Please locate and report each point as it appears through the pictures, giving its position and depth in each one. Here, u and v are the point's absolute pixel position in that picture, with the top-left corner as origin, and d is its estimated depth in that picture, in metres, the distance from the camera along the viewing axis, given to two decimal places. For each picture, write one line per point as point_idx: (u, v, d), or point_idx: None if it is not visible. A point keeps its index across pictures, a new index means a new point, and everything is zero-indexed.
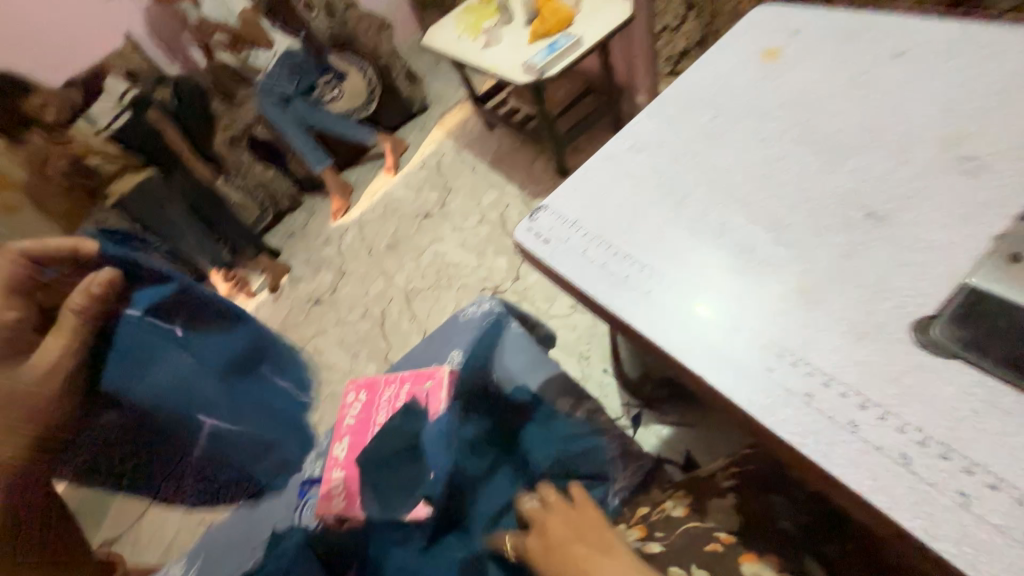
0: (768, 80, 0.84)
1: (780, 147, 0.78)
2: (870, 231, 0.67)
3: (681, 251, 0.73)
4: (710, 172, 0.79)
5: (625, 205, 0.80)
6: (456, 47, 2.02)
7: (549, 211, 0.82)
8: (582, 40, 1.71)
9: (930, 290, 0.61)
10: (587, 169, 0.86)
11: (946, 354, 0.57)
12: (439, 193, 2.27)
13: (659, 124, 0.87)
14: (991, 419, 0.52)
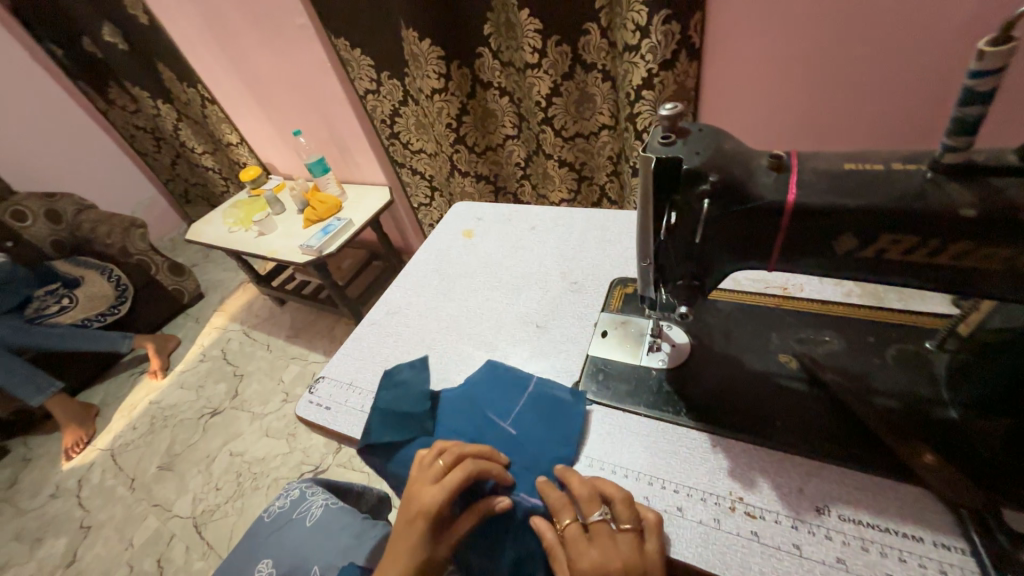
0: (488, 224, 0.97)
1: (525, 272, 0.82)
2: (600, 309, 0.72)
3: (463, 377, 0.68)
4: (472, 307, 0.79)
5: (393, 350, 0.75)
6: (227, 241, 1.98)
7: (328, 378, 0.73)
8: (353, 220, 1.79)
9: (694, 343, 0.61)
10: (362, 333, 0.80)
11: (675, 409, 0.56)
12: (229, 382, 2.06)
13: (420, 280, 0.88)
14: (739, 445, 0.52)
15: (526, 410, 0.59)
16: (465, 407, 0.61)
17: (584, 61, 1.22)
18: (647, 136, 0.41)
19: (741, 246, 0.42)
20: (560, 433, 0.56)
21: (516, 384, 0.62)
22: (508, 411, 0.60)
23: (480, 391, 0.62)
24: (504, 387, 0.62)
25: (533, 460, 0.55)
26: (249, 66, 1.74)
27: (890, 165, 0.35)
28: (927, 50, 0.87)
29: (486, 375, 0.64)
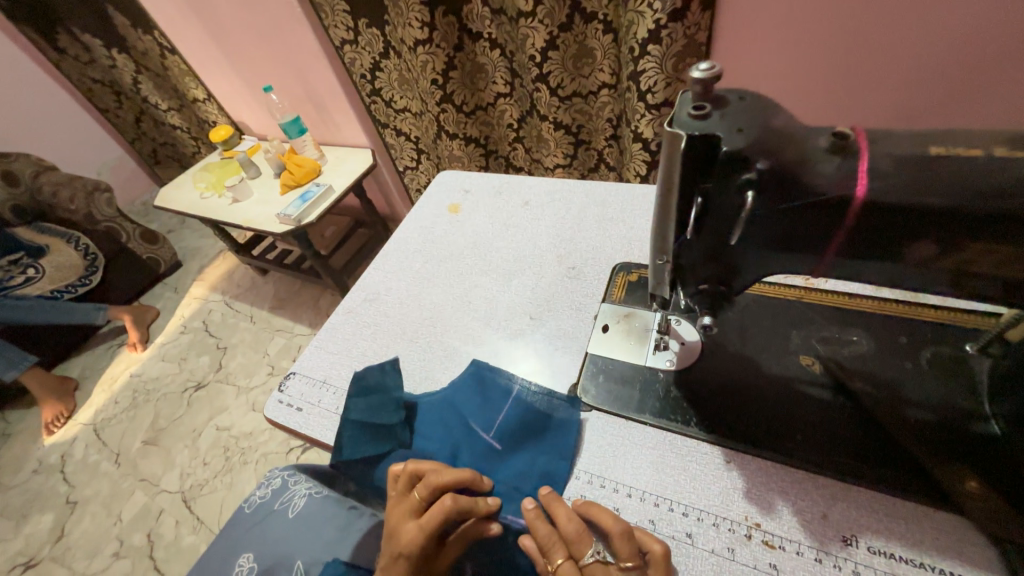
0: (477, 197, 0.87)
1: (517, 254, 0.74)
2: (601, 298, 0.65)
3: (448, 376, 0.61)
4: (458, 294, 0.71)
5: (371, 342, 0.68)
6: (198, 208, 1.85)
7: (299, 374, 0.67)
8: (332, 186, 1.66)
9: (709, 341, 0.54)
10: (337, 322, 0.73)
11: (684, 417, 0.50)
12: (212, 356, 1.99)
13: (401, 262, 0.79)
14: (755, 462, 0.47)
15: (513, 424, 0.53)
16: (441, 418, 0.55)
17: (584, 9, 1.08)
18: (674, 106, 0.33)
19: (782, 245, 0.34)
20: (551, 449, 0.51)
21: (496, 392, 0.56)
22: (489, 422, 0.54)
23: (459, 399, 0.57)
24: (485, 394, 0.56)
25: (520, 479, 0.50)
26: (208, 9, 1.54)
27: (989, 150, 0.28)
28: (974, 5, 0.76)
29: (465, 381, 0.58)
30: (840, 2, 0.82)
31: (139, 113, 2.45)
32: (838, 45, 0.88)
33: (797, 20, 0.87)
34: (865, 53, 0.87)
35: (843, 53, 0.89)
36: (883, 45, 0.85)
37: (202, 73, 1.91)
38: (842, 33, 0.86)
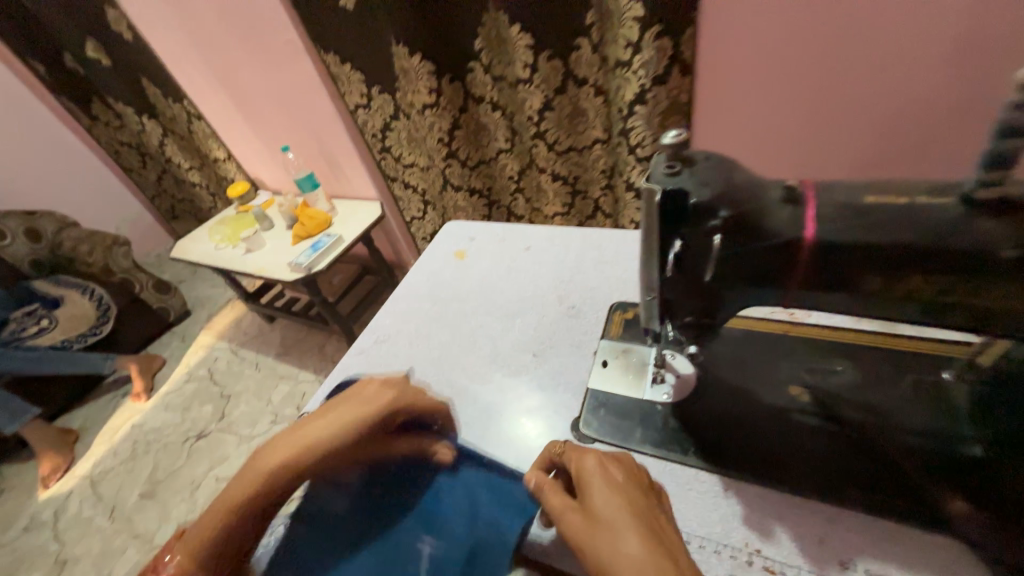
0: (481, 244, 0.94)
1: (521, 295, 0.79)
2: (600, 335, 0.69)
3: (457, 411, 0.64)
4: (466, 334, 0.75)
5: (382, 382, 0.71)
6: (212, 258, 1.93)
7: (312, 413, 0.69)
8: (343, 236, 1.74)
9: (704, 373, 0.57)
10: (350, 363, 0.76)
11: (682, 448, 0.52)
12: (216, 404, 1.99)
13: (410, 305, 0.84)
14: (751, 488, 0.49)
15: (519, 466, 0.56)
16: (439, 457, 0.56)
17: (575, 76, 1.21)
18: (650, 165, 0.39)
19: (756, 280, 0.39)
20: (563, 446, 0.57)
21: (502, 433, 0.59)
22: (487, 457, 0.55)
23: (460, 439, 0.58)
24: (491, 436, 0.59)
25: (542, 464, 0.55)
26: (235, 81, 1.70)
27: (914, 198, 0.32)
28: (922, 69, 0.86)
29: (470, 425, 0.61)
30: (803, 68, 0.93)
31: (161, 172, 2.64)
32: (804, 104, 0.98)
33: (765, 83, 0.98)
34: (825, 110, 0.99)
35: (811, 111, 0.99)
36: (842, 103, 0.97)
37: (225, 135, 2.07)
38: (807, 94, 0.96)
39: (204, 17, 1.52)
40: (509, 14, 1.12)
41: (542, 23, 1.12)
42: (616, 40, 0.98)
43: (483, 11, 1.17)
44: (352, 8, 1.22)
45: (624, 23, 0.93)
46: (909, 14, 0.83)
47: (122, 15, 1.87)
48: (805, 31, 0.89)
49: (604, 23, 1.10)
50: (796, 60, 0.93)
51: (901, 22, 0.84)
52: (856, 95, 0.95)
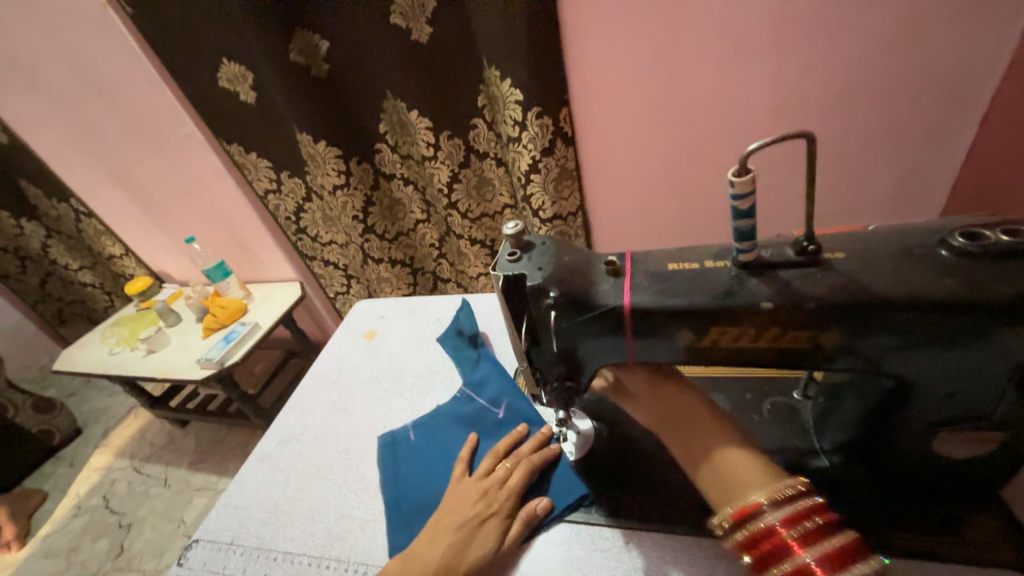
0: (392, 320, 0.94)
1: (433, 371, 0.79)
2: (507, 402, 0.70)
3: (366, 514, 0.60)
4: (376, 424, 0.73)
5: (285, 487, 0.67)
6: (106, 365, 1.72)
7: (203, 540, 0.62)
8: (259, 323, 1.63)
9: (601, 428, 0.60)
10: (250, 474, 0.70)
11: (587, 505, 0.54)
12: (112, 538, 1.66)
13: (318, 397, 0.80)
14: (648, 536, 0.50)
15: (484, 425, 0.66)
16: (429, 457, 0.64)
17: (476, 150, 1.20)
18: (499, 252, 0.45)
19: (604, 343, 0.43)
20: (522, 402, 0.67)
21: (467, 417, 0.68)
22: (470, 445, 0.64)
23: (434, 435, 0.67)
24: (456, 425, 0.67)
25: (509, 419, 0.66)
26: (130, 176, 1.63)
27: (704, 263, 0.41)
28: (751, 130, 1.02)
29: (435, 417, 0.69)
30: (668, 133, 1.05)
31: (45, 276, 2.34)
32: (676, 164, 1.09)
33: (643, 148, 1.08)
34: (688, 171, 1.09)
35: (687, 168, 1.09)
36: (698, 164, 1.08)
37: (122, 230, 1.93)
38: (677, 154, 1.07)
39: (92, 116, 1.47)
40: (407, 100, 1.11)
41: (441, 100, 1.11)
42: (506, 119, 1.04)
43: (382, 99, 1.15)
44: (252, 101, 1.16)
45: (509, 105, 1.01)
46: (733, 90, 0.96)
47: None
48: (652, 105, 1.01)
49: (493, 104, 1.11)
50: (665, 126, 1.04)
51: (726, 96, 0.97)
52: (709, 155, 1.06)
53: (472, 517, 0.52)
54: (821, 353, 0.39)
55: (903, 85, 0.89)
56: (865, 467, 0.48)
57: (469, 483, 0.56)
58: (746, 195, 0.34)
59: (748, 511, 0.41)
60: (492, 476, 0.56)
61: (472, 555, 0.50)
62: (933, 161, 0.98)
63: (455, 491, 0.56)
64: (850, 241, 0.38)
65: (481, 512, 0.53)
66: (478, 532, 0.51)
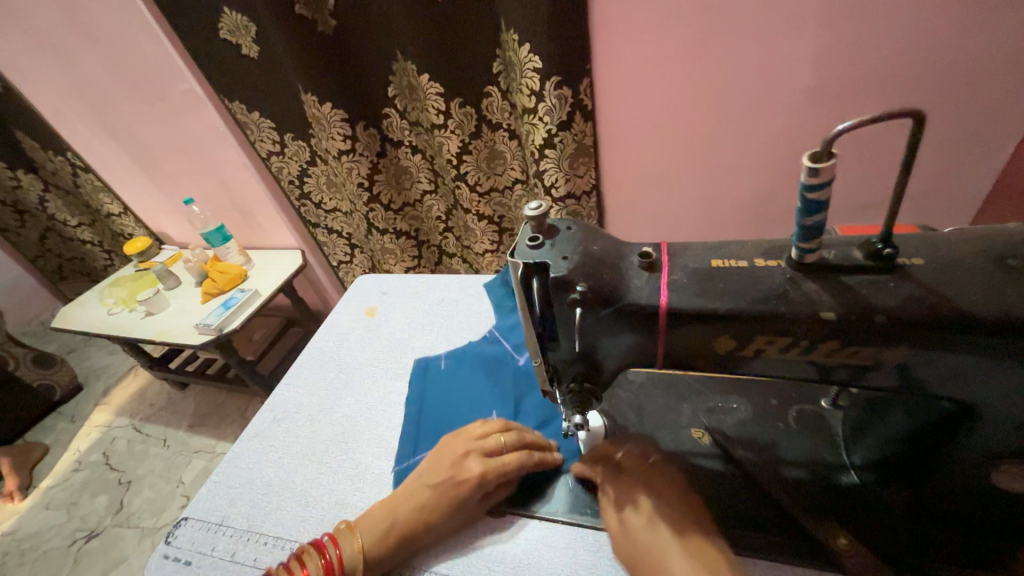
0: (394, 298, 0.89)
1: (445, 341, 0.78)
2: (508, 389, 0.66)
3: (360, 500, 0.58)
4: (375, 407, 0.69)
5: (278, 470, 0.64)
6: (105, 325, 1.69)
7: (193, 519, 0.60)
8: (258, 290, 1.59)
9: (615, 427, 0.56)
10: (243, 452, 0.67)
11: (594, 510, 0.51)
12: (111, 494, 1.67)
13: (316, 375, 0.77)
14: None
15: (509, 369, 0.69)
16: (451, 390, 0.68)
17: (489, 121, 1.12)
18: (516, 238, 0.40)
19: (630, 340, 0.38)
20: None
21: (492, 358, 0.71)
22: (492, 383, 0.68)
23: (459, 370, 0.71)
24: (483, 360, 0.71)
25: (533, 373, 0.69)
26: (126, 131, 1.55)
27: (753, 260, 0.36)
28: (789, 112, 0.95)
29: (461, 359, 0.73)
30: (696, 112, 0.97)
31: (45, 231, 2.30)
32: (702, 145, 1.02)
33: (668, 126, 1.01)
34: (714, 152, 1.03)
35: (713, 150, 1.03)
36: (723, 149, 1.02)
37: (120, 188, 1.87)
38: (704, 134, 1.00)
39: (86, 66, 1.39)
40: (416, 62, 1.03)
41: (455, 63, 1.03)
42: (522, 88, 0.97)
43: (391, 60, 1.07)
44: (254, 55, 1.08)
45: (525, 73, 0.94)
46: (770, 68, 0.88)
47: None
48: (682, 81, 0.94)
49: (510, 71, 1.03)
50: (693, 104, 0.97)
51: (763, 73, 0.89)
52: (737, 139, 0.99)
53: (452, 474, 0.52)
54: (880, 370, 0.34)
55: (959, 71, 0.82)
56: (901, 488, 0.45)
57: (458, 438, 0.55)
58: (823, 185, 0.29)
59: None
60: (480, 440, 0.53)
61: (452, 507, 0.51)
62: (980, 156, 0.91)
63: (448, 446, 0.54)
64: (926, 245, 0.33)
65: (461, 474, 0.51)
66: (455, 491, 0.51)
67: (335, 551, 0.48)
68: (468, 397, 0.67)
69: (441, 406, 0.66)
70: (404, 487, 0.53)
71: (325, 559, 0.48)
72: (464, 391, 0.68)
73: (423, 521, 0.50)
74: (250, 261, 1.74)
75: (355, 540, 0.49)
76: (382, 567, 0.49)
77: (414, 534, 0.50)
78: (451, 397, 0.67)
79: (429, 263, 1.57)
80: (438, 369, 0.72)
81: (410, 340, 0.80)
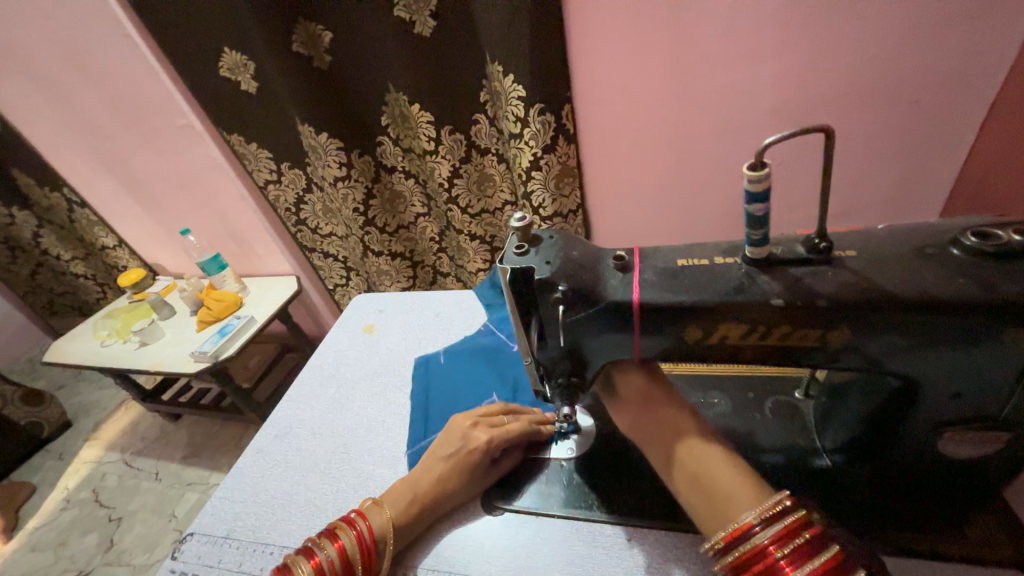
0: (391, 315, 0.93)
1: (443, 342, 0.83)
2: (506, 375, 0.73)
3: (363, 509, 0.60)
4: (376, 419, 0.72)
5: (281, 483, 0.66)
6: (99, 357, 1.69)
7: (197, 534, 0.62)
8: (254, 316, 1.61)
9: (605, 427, 0.59)
10: (247, 467, 0.69)
11: (588, 503, 0.54)
12: (102, 532, 1.64)
13: (318, 390, 0.79)
14: (647, 536, 0.50)
15: (505, 359, 0.75)
16: (454, 381, 0.74)
17: (478, 146, 1.19)
18: (504, 246, 0.44)
19: (608, 334, 0.43)
20: None
21: (488, 348, 0.77)
22: (492, 371, 0.74)
23: (460, 362, 0.77)
24: (481, 352, 0.77)
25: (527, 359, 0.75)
26: (124, 165, 1.60)
27: (713, 259, 0.40)
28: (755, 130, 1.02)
29: (460, 352, 0.78)
30: (671, 132, 1.04)
31: (37, 266, 2.31)
32: (678, 163, 1.09)
33: (645, 146, 1.08)
34: (690, 169, 1.09)
35: (689, 167, 1.09)
36: (697, 166, 1.09)
37: (116, 221, 1.90)
38: (680, 152, 1.07)
39: (87, 105, 1.45)
40: (407, 93, 1.10)
41: (444, 94, 1.10)
42: (507, 115, 1.03)
43: (384, 92, 1.14)
44: (253, 90, 1.14)
45: (510, 101, 1.00)
46: (735, 91, 0.96)
47: None
48: (655, 105, 1.01)
49: (496, 100, 1.10)
50: (667, 125, 1.04)
51: (728, 96, 0.97)
52: (710, 156, 1.06)
53: (462, 445, 0.57)
54: (830, 351, 0.38)
55: (903, 89, 0.90)
56: (868, 465, 0.48)
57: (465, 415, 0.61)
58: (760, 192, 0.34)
59: (742, 532, 0.39)
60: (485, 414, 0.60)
61: (465, 474, 0.56)
62: (932, 164, 0.98)
63: (454, 424, 0.60)
64: (861, 240, 0.38)
65: (471, 444, 0.57)
66: (467, 459, 0.56)
67: (365, 523, 0.52)
68: (469, 385, 0.73)
69: (444, 397, 0.72)
70: (421, 465, 0.58)
71: (356, 532, 0.51)
72: (466, 380, 0.73)
73: (441, 488, 0.55)
74: (246, 288, 1.77)
75: (384, 512, 0.53)
76: (408, 535, 0.54)
77: (433, 502, 0.54)
78: (455, 386, 0.73)
79: (424, 283, 1.60)
80: (441, 362, 0.78)
81: (412, 341, 0.85)
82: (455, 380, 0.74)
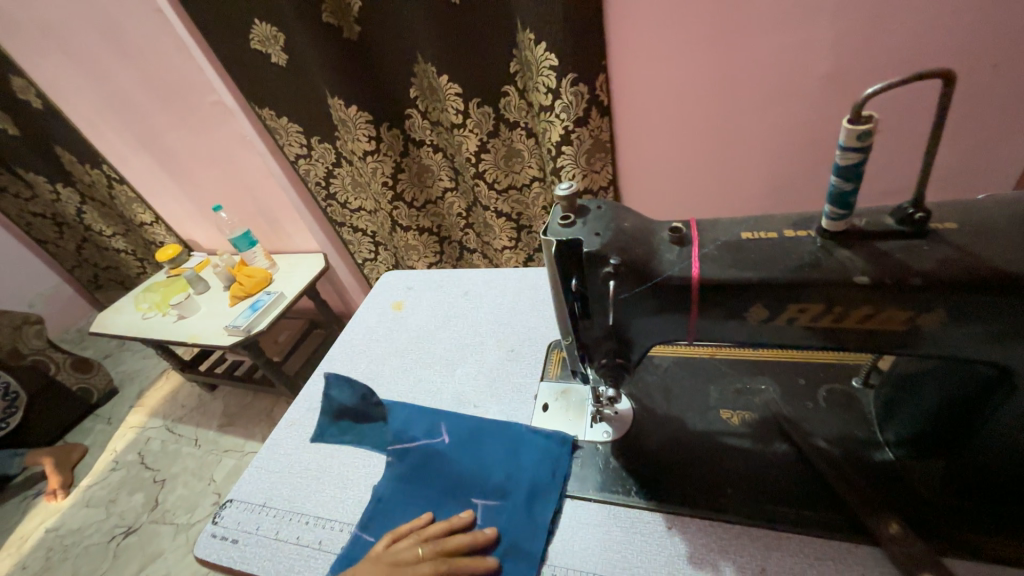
0: (419, 292, 0.92)
1: (449, 342, 0.79)
2: (520, 373, 0.69)
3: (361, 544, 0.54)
4: (408, 397, 0.71)
5: (314, 455, 0.66)
6: (140, 328, 1.76)
7: (239, 502, 0.63)
8: (284, 292, 1.63)
9: (646, 410, 0.56)
10: (282, 439, 0.70)
11: (626, 488, 0.52)
12: (148, 491, 1.74)
13: (345, 367, 0.79)
14: (693, 523, 0.48)
15: (456, 454, 0.59)
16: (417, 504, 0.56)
17: (507, 120, 1.14)
18: (549, 217, 0.41)
19: (662, 309, 0.40)
20: (492, 430, 0.61)
21: (414, 467, 0.59)
22: (453, 476, 0.57)
23: (405, 484, 0.58)
24: (424, 467, 0.59)
25: (483, 449, 0.59)
26: (158, 141, 1.62)
27: (782, 232, 0.37)
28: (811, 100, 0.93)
29: (391, 477, 0.59)
30: (714, 104, 0.98)
31: (82, 241, 2.41)
32: (718, 138, 1.03)
33: (685, 119, 1.02)
34: (732, 144, 1.03)
35: (731, 143, 1.03)
36: (740, 140, 1.02)
37: (153, 197, 1.95)
38: (722, 125, 1.00)
39: (121, 79, 1.46)
40: (436, 64, 1.06)
41: (472, 65, 1.05)
42: (537, 86, 0.98)
43: (413, 62, 1.10)
44: (282, 63, 1.12)
45: (542, 71, 0.95)
46: (790, 56, 0.88)
47: (31, 84, 1.77)
48: (698, 73, 0.94)
49: (526, 70, 1.05)
50: (711, 96, 0.97)
51: (779, 62, 0.89)
52: (756, 129, 0.99)
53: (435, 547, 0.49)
54: (911, 330, 0.35)
55: (985, 50, 0.80)
56: (938, 460, 0.45)
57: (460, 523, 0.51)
58: (861, 133, 0.29)
59: None
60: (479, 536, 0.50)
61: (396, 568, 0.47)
62: (1012, 135, 0.89)
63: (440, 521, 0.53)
64: (958, 211, 0.34)
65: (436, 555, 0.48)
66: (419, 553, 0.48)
67: None
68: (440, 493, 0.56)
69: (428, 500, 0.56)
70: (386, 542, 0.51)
71: None
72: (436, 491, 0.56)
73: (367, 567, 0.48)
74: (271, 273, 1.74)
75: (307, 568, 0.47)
76: None
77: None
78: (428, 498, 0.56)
79: (450, 260, 1.59)
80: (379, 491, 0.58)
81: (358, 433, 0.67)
82: (422, 477, 0.58)
